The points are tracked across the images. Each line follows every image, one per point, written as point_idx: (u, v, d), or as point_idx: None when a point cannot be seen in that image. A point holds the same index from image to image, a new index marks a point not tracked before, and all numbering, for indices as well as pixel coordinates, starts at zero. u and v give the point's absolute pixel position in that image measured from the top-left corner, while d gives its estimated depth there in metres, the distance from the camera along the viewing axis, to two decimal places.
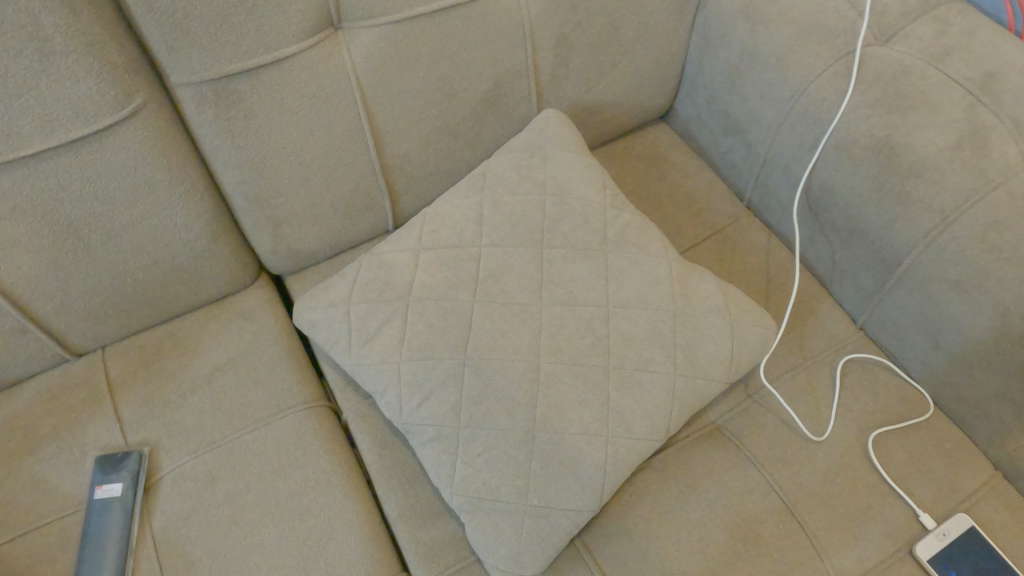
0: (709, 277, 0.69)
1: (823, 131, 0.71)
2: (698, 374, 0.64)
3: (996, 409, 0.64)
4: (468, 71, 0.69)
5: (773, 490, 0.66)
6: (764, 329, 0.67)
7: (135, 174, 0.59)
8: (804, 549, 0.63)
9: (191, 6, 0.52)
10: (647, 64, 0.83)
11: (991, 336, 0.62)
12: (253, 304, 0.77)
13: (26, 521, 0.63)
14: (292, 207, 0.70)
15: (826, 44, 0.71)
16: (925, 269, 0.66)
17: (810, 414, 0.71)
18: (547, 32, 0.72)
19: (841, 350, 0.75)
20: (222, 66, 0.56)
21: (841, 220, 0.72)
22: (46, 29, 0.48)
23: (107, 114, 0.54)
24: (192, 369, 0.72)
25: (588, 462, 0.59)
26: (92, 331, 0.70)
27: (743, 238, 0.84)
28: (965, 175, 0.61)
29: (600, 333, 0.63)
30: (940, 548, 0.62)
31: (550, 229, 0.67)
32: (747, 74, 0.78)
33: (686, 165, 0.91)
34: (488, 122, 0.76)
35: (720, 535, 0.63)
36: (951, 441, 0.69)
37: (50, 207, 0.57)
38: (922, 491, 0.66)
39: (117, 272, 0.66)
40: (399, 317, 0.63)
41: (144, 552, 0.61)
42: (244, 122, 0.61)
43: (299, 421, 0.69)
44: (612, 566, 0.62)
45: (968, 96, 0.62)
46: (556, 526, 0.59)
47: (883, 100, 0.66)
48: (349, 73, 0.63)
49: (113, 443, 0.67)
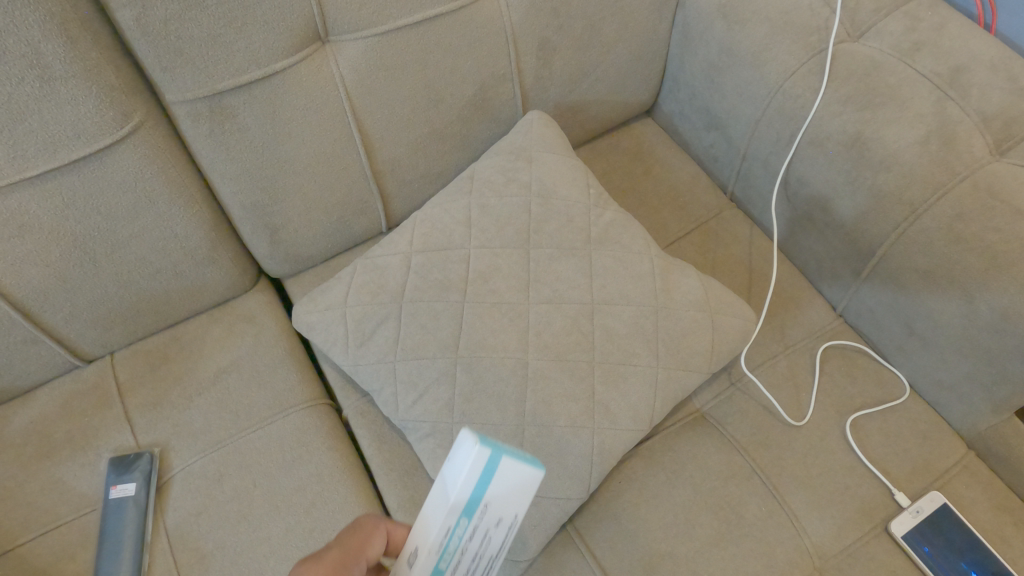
0: (690, 271, 0.72)
1: (798, 127, 0.74)
2: (680, 366, 0.67)
3: (967, 391, 0.67)
4: (453, 78, 0.72)
5: (755, 473, 0.69)
6: (743, 319, 0.70)
7: (135, 189, 0.62)
8: (785, 528, 0.66)
9: (184, 28, 0.54)
10: (629, 62, 0.85)
11: (959, 322, 0.64)
12: (254, 307, 0.80)
13: (47, 521, 0.66)
14: (288, 214, 0.73)
15: (800, 42, 0.73)
16: (897, 259, 0.68)
17: (790, 400, 0.74)
18: (529, 37, 0.74)
19: (821, 337, 0.78)
20: (215, 83, 0.59)
21: (818, 212, 0.75)
22: (46, 57, 0.51)
23: (108, 134, 0.57)
24: (198, 372, 0.75)
25: (576, 452, 0.63)
26: (101, 338, 0.73)
27: (726, 230, 0.87)
28: (932, 169, 0.63)
29: (585, 329, 0.66)
30: (913, 525, 0.65)
31: (536, 229, 0.70)
32: (726, 71, 0.80)
33: (670, 159, 0.93)
34: (475, 125, 0.79)
35: (705, 517, 0.66)
36: (925, 422, 0.72)
37: (55, 223, 0.60)
38: (897, 471, 0.69)
39: (122, 282, 0.69)
40: (393, 318, 0.66)
41: (159, 548, 0.64)
42: (238, 135, 0.63)
43: (301, 420, 0.72)
44: (602, 549, 0.66)
45: (937, 91, 0.65)
46: (547, 513, 0.63)
47: (854, 96, 0.68)
48: (338, 84, 0.65)
49: (125, 445, 0.70)
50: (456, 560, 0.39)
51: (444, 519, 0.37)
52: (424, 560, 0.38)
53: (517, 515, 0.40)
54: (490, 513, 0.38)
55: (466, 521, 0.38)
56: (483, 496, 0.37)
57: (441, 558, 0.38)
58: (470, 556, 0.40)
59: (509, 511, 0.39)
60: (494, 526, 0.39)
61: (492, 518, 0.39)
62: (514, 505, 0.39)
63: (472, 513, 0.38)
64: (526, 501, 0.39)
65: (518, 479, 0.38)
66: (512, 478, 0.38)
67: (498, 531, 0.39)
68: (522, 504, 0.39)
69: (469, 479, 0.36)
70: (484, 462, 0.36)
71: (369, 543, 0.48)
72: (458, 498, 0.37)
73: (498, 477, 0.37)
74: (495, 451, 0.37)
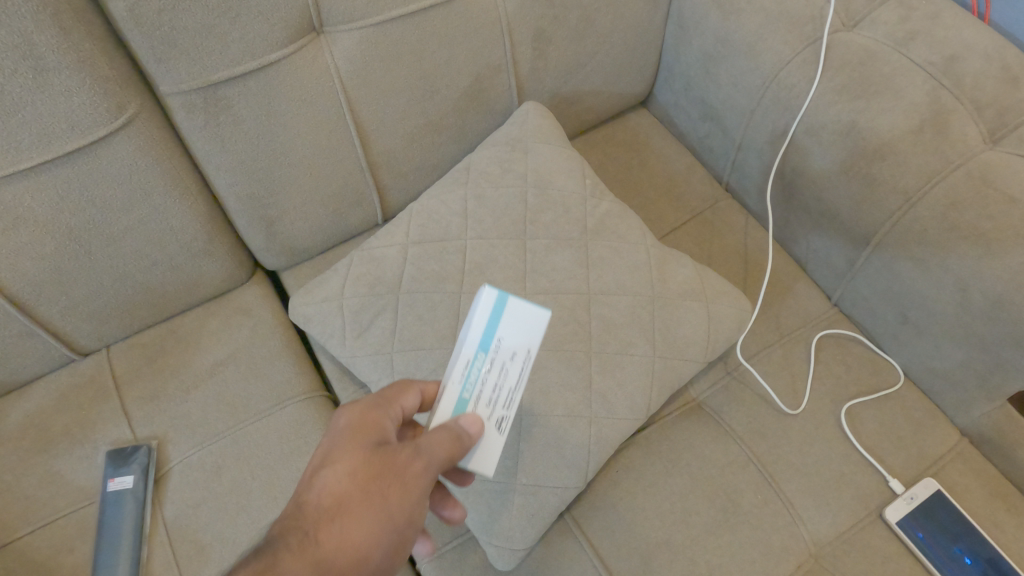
0: (686, 261, 0.72)
1: (794, 117, 0.74)
2: (676, 355, 0.67)
3: (960, 378, 0.68)
4: (449, 69, 0.72)
5: (751, 461, 0.69)
6: (739, 309, 0.71)
7: (131, 181, 0.62)
8: (781, 515, 0.66)
9: (177, 18, 0.54)
10: (624, 53, 0.85)
11: (953, 309, 0.65)
12: (251, 300, 0.80)
13: (44, 514, 0.66)
14: (284, 206, 0.73)
15: (795, 32, 0.73)
16: (892, 248, 0.69)
17: (786, 389, 0.74)
18: (525, 27, 0.74)
19: (816, 326, 0.79)
20: (209, 74, 0.58)
21: (813, 202, 0.75)
22: (39, 47, 0.50)
23: (102, 125, 0.57)
24: (195, 364, 0.75)
25: (573, 442, 0.63)
26: (97, 331, 0.73)
27: (721, 220, 0.87)
28: (926, 157, 0.64)
29: (582, 319, 0.66)
30: (908, 511, 0.66)
31: (533, 220, 0.70)
32: (721, 62, 0.81)
33: (666, 149, 0.93)
34: (471, 116, 0.79)
35: (702, 505, 0.66)
36: (920, 410, 0.72)
37: (51, 216, 0.60)
38: (892, 459, 0.70)
39: (118, 275, 0.68)
40: (391, 309, 0.67)
41: (158, 540, 0.64)
42: (233, 127, 0.63)
43: (300, 412, 0.73)
44: (600, 537, 0.66)
45: (931, 80, 0.65)
46: (545, 502, 0.63)
47: (849, 86, 0.69)
48: (332, 74, 0.65)
49: (123, 438, 0.70)
50: (478, 394, 0.47)
51: (464, 349, 0.46)
52: (450, 386, 0.46)
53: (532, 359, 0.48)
54: (505, 348, 0.47)
55: (483, 353, 0.46)
56: (496, 330, 0.47)
57: (464, 389, 0.47)
58: (492, 394, 0.47)
59: (523, 350, 0.47)
60: (510, 361, 0.47)
61: (507, 352, 0.47)
62: (526, 340, 0.47)
63: (488, 347, 0.46)
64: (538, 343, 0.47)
65: (525, 315, 0.47)
66: (521, 315, 0.47)
67: (515, 369, 0.47)
68: (533, 341, 0.47)
69: (483, 314, 0.46)
70: (494, 299, 0.47)
71: (403, 394, 0.50)
72: (474, 328, 0.46)
73: (507, 314, 0.47)
74: (502, 292, 0.47)
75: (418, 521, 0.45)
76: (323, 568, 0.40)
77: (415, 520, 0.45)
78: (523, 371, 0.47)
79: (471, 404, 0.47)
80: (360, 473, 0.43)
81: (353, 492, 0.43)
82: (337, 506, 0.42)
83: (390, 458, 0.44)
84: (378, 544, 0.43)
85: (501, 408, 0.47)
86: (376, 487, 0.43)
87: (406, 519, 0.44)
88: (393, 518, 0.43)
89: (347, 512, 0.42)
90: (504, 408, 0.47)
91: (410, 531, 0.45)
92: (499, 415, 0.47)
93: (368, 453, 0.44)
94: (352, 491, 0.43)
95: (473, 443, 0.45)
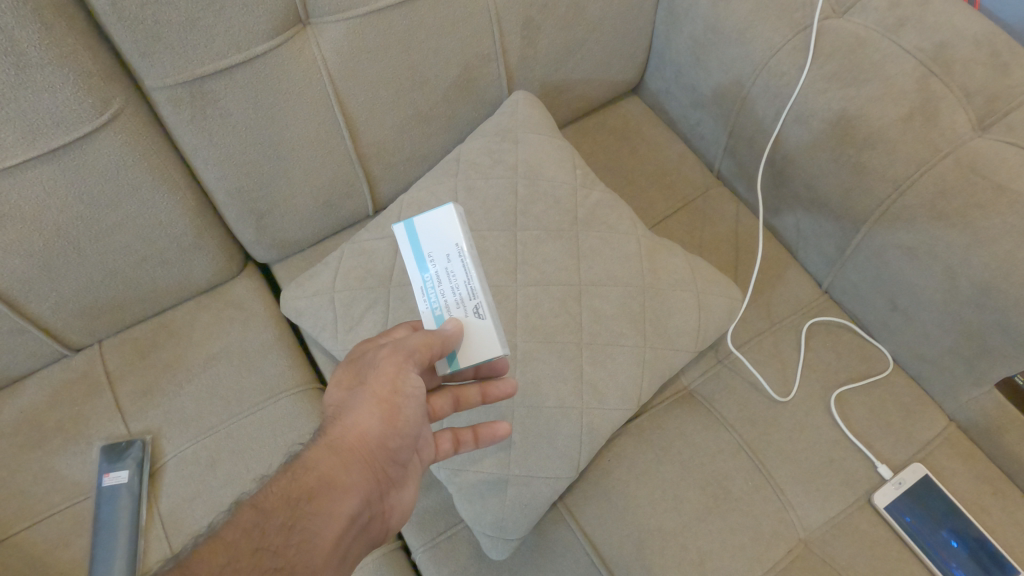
0: (676, 250, 0.72)
1: (784, 104, 0.74)
2: (666, 345, 0.68)
3: (950, 365, 0.68)
4: (437, 60, 0.71)
5: (742, 448, 0.70)
6: (729, 297, 0.71)
7: (119, 176, 0.61)
8: (771, 501, 0.67)
9: (161, 12, 0.53)
10: (614, 40, 0.85)
11: (941, 298, 0.65)
12: (243, 293, 0.81)
13: (41, 510, 0.66)
14: (274, 199, 0.73)
15: (785, 19, 0.73)
16: (881, 236, 0.69)
17: (776, 377, 0.75)
18: (514, 15, 0.73)
19: (807, 314, 0.79)
20: (194, 68, 0.58)
21: (803, 189, 0.75)
22: (22, 43, 0.50)
23: (86, 121, 0.56)
24: (188, 358, 0.75)
25: (565, 433, 0.63)
26: (88, 326, 0.73)
27: (712, 208, 0.87)
28: (916, 146, 0.64)
29: (574, 311, 0.66)
30: (896, 496, 0.67)
31: (524, 211, 0.70)
32: (712, 49, 0.80)
33: (657, 137, 0.93)
34: (460, 106, 0.78)
35: (693, 491, 0.67)
36: (908, 395, 0.73)
37: (39, 212, 0.59)
38: (881, 445, 0.70)
39: (108, 270, 0.68)
40: (382, 303, 0.67)
41: (154, 533, 0.65)
42: (220, 120, 0.63)
43: (294, 404, 0.73)
44: (592, 525, 0.67)
45: (920, 66, 0.65)
46: (537, 492, 0.64)
47: (839, 74, 0.68)
48: (319, 66, 0.65)
49: (117, 433, 0.70)
50: (446, 303, 0.51)
51: (412, 276, 0.53)
52: (421, 310, 0.52)
53: (469, 250, 0.52)
54: (437, 256, 0.52)
55: (424, 270, 0.52)
56: (420, 248, 0.52)
57: (433, 306, 0.52)
58: (453, 293, 0.51)
59: (451, 246, 0.52)
60: (450, 262, 0.51)
61: (442, 258, 0.52)
62: (449, 240, 0.52)
63: (424, 265, 0.52)
64: (460, 232, 0.52)
65: (436, 222, 0.52)
66: (431, 224, 0.52)
67: (455, 264, 0.51)
68: (454, 236, 0.51)
69: (404, 245, 0.53)
70: (404, 230, 0.53)
71: (396, 328, 0.56)
72: (407, 257, 0.53)
73: (421, 232, 0.52)
74: (406, 222, 0.53)
75: (413, 390, 0.49)
76: (336, 449, 0.47)
77: (407, 389, 0.49)
78: (465, 264, 0.51)
79: (448, 312, 0.51)
80: (346, 380, 0.51)
81: (343, 395, 0.50)
82: (335, 409, 0.49)
83: (372, 357, 0.50)
84: (375, 418, 0.48)
85: (469, 299, 0.51)
86: (360, 383, 0.49)
87: (391, 388, 0.48)
88: (378, 393, 0.48)
89: (342, 407, 0.49)
90: (472, 298, 0.51)
91: (406, 400, 0.49)
92: (472, 305, 0.51)
93: (351, 365, 0.51)
94: (341, 396, 0.50)
95: (453, 335, 0.49)
